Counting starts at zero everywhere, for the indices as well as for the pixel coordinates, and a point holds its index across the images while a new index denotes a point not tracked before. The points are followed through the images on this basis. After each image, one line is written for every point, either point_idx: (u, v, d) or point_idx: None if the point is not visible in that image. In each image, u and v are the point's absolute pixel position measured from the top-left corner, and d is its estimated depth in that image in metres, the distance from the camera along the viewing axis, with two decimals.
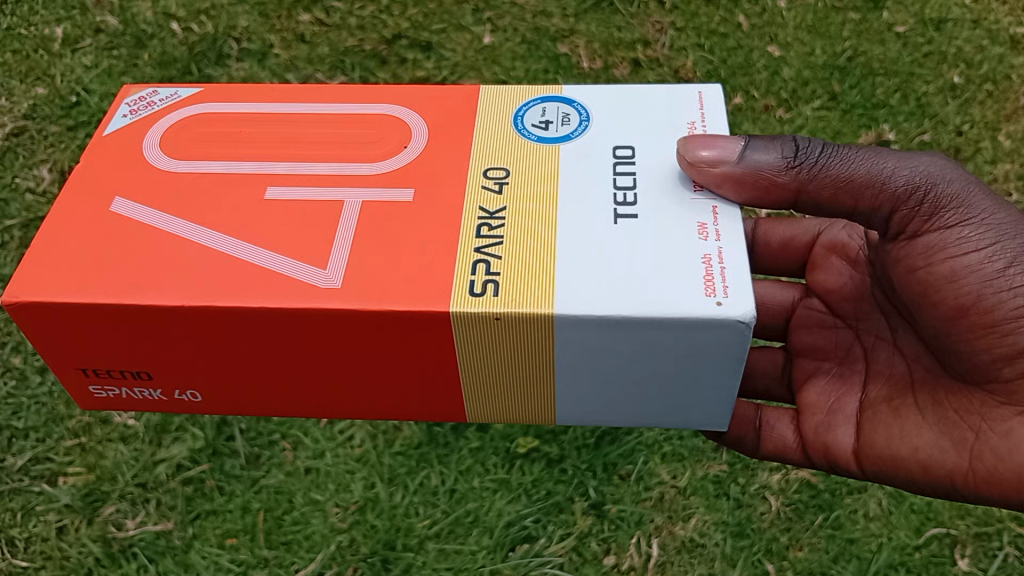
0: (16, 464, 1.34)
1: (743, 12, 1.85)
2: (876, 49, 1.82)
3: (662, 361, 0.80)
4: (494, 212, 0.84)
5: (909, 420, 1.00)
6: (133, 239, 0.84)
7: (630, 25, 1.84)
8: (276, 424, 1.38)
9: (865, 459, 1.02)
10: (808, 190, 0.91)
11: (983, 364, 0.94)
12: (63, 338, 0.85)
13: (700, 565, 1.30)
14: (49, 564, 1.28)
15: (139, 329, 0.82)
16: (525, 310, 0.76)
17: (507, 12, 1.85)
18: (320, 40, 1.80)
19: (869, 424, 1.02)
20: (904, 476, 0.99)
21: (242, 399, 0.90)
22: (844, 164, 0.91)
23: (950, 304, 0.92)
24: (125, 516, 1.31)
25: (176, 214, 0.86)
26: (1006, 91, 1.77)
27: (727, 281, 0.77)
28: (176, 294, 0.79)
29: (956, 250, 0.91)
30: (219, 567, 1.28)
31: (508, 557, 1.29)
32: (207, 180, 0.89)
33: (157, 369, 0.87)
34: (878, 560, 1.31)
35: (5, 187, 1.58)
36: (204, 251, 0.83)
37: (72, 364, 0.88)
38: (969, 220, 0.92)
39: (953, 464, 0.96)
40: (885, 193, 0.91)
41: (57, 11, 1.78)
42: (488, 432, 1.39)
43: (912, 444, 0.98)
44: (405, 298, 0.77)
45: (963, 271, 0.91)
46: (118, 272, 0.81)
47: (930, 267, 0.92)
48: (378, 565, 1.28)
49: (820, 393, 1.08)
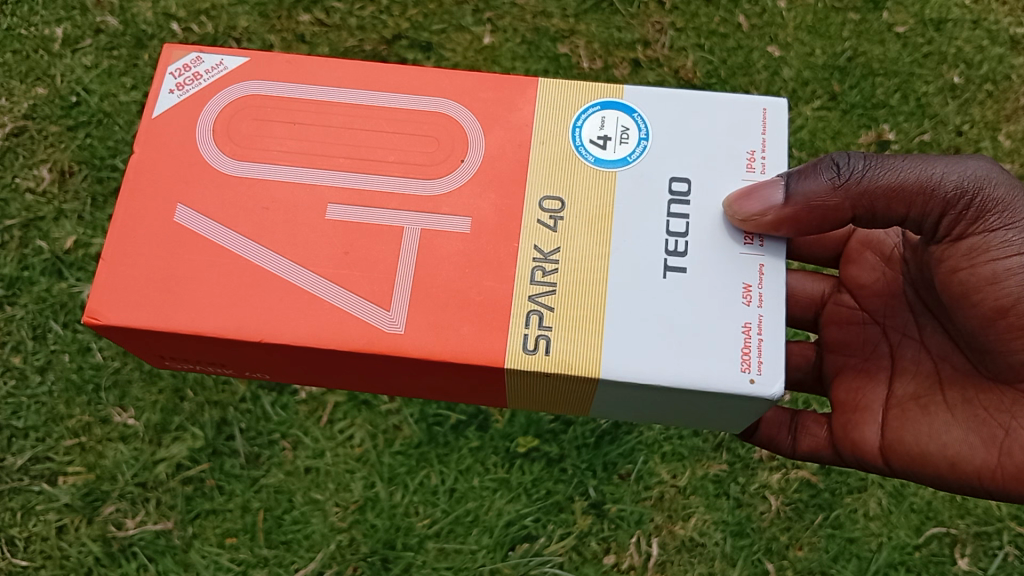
0: (16, 463, 1.34)
1: (743, 12, 1.85)
2: (876, 49, 1.82)
3: (690, 405, 0.86)
4: (548, 255, 0.86)
5: (938, 418, 1.00)
6: (204, 258, 0.87)
7: (630, 25, 1.84)
8: (275, 424, 1.38)
9: (892, 456, 1.01)
10: (856, 206, 0.91)
11: (1016, 365, 0.94)
12: (145, 342, 0.91)
13: (700, 565, 1.30)
14: (49, 563, 1.28)
15: (216, 346, 0.88)
16: (573, 372, 0.81)
17: (507, 12, 1.85)
18: (321, 41, 1.81)
19: (899, 421, 1.01)
20: (932, 472, 1.00)
21: (303, 380, 0.97)
22: (894, 175, 0.91)
23: (991, 304, 0.92)
24: (125, 516, 1.31)
25: (242, 232, 0.88)
26: (1006, 91, 1.77)
27: (762, 356, 0.81)
28: (251, 328, 0.85)
29: (1000, 252, 0.91)
30: (219, 567, 1.29)
31: (507, 556, 1.30)
32: (265, 189, 0.90)
33: (230, 363, 0.93)
34: (878, 559, 1.31)
35: (6, 187, 1.59)
36: (272, 279, 0.86)
37: (153, 354, 0.94)
38: (1014, 223, 0.91)
39: (981, 461, 0.98)
40: (936, 201, 0.91)
41: (57, 11, 1.77)
42: (488, 432, 1.38)
43: (942, 441, 0.99)
44: (465, 347, 0.83)
45: (1006, 273, 0.91)
46: (191, 295, 0.86)
47: (972, 268, 0.92)
48: (378, 565, 1.29)
49: (850, 390, 1.07)
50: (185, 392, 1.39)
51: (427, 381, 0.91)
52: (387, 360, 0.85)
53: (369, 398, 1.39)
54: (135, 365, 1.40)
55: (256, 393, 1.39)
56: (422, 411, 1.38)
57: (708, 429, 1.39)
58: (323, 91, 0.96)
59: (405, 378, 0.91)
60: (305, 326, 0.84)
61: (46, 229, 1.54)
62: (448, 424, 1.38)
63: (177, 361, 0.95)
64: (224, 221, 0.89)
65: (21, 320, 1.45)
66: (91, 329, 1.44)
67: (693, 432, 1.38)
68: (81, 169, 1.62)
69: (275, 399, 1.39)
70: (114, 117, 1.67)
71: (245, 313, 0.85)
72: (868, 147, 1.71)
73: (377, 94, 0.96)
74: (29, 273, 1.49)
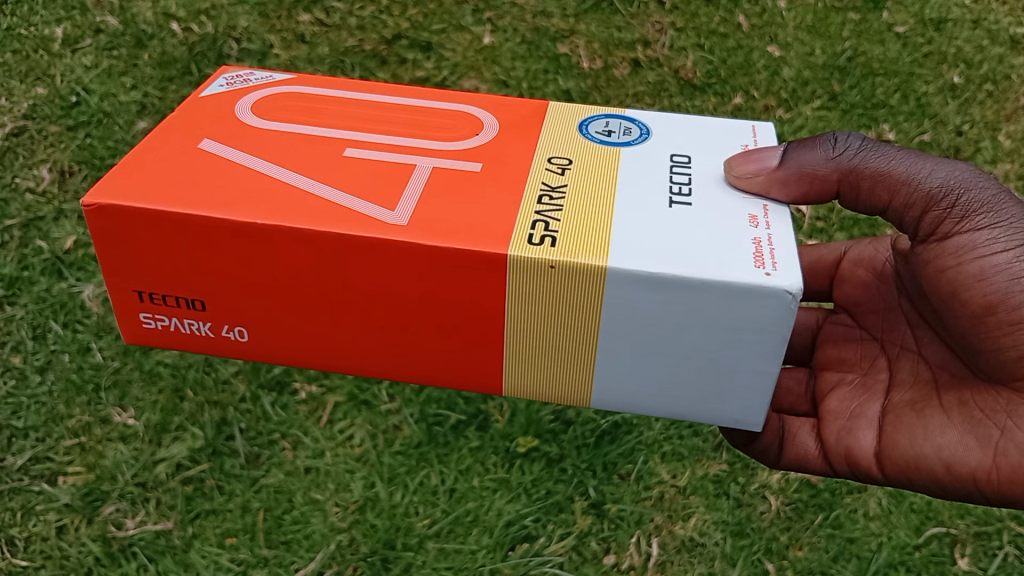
0: (16, 463, 1.33)
1: (743, 12, 1.85)
2: (876, 49, 1.82)
3: (699, 334, 0.73)
4: (555, 187, 0.80)
5: (933, 421, 0.95)
6: (216, 171, 0.82)
7: (630, 25, 1.84)
8: (275, 424, 1.39)
9: (887, 462, 0.96)
10: (848, 181, 0.92)
11: (1008, 363, 0.89)
12: (133, 252, 0.81)
13: (700, 565, 1.29)
14: (49, 564, 1.25)
15: (206, 245, 0.78)
16: (580, 260, 0.71)
17: (508, 12, 1.84)
18: (320, 41, 1.81)
19: (893, 426, 0.97)
20: (928, 477, 0.94)
21: (288, 346, 0.84)
22: (883, 159, 0.91)
23: (977, 301, 0.88)
24: (125, 516, 1.29)
25: (262, 157, 0.83)
26: (1006, 91, 1.78)
27: (774, 256, 0.71)
28: (249, 211, 0.76)
29: (985, 250, 0.87)
30: (219, 567, 1.26)
31: (508, 556, 1.28)
32: (287, 138, 0.87)
33: (214, 296, 0.82)
34: (879, 559, 1.31)
35: (5, 187, 1.58)
36: (282, 186, 0.80)
37: (134, 284, 0.84)
38: (998, 224, 0.88)
39: (976, 462, 0.91)
40: (925, 190, 0.89)
41: (57, 11, 1.77)
42: (487, 431, 1.39)
43: (936, 443, 0.93)
44: (465, 238, 0.73)
45: (991, 271, 0.87)
46: (193, 190, 0.79)
47: (956, 269, 0.89)
48: (378, 565, 1.27)
49: (844, 399, 1.03)
50: (186, 393, 1.40)
51: (425, 334, 0.79)
52: (383, 257, 0.74)
53: (369, 398, 1.41)
54: (136, 365, 1.41)
55: (257, 393, 1.41)
56: (422, 411, 1.40)
57: (707, 430, 1.40)
58: (359, 94, 0.98)
59: (400, 327, 0.80)
60: (305, 215, 0.76)
61: (46, 229, 1.54)
62: (449, 424, 1.39)
63: (157, 298, 0.84)
64: (244, 150, 0.84)
65: (21, 320, 1.45)
66: (91, 329, 1.45)
67: (693, 432, 1.39)
68: (81, 169, 1.62)
69: (275, 399, 1.41)
70: (113, 117, 1.68)
71: (246, 204, 0.77)
72: None
73: (412, 99, 0.98)
74: (29, 272, 1.49)
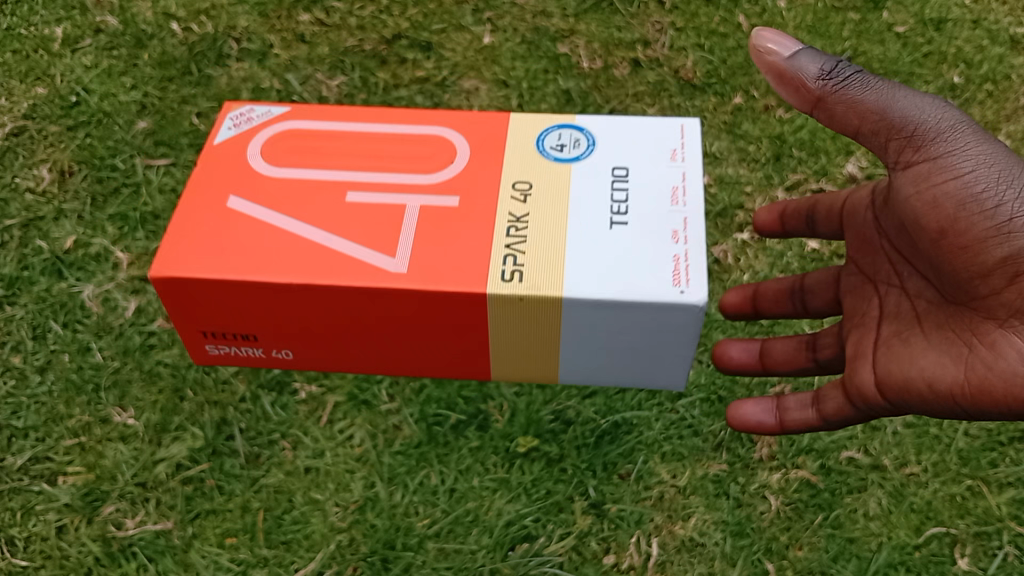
0: (16, 463, 1.32)
1: (743, 12, 1.87)
2: (876, 49, 1.82)
3: (638, 335, 1.18)
4: None
5: (916, 346, 1.06)
6: (250, 237, 1.18)
7: (630, 25, 1.86)
8: (275, 424, 1.38)
9: (887, 388, 1.08)
10: (827, 100, 1.05)
11: (972, 284, 1.00)
12: (193, 304, 1.21)
13: (700, 565, 1.29)
14: (49, 563, 1.25)
15: (258, 295, 1.17)
16: None
17: (508, 13, 1.86)
18: (320, 41, 1.81)
19: (886, 354, 1.09)
20: (915, 399, 1.05)
21: (324, 345, 1.27)
22: (865, 96, 1.03)
23: (932, 226, 1.01)
24: (125, 516, 1.29)
25: (286, 217, 1.20)
26: (1007, 91, 1.77)
27: None
28: (292, 275, 1.15)
29: (943, 180, 0.99)
30: (219, 567, 1.26)
31: (507, 556, 1.28)
32: (300, 186, 1.23)
33: (271, 324, 1.24)
34: (879, 559, 1.30)
35: (5, 187, 1.58)
36: (298, 243, 1.18)
37: (199, 327, 1.26)
38: (960, 159, 0.99)
39: (953, 379, 1.02)
40: (894, 124, 1.02)
41: (58, 11, 1.79)
42: (488, 431, 1.39)
43: (919, 365, 1.05)
44: None
45: (950, 201, 0.99)
46: (238, 256, 1.17)
47: (918, 197, 1.02)
48: (378, 565, 1.27)
49: (858, 343, 1.15)
50: (186, 392, 1.40)
51: None
52: None
53: (369, 398, 1.41)
54: (136, 365, 1.41)
55: (256, 393, 1.40)
56: (422, 411, 1.39)
57: (708, 430, 1.40)
58: None
59: None
60: (329, 270, 1.15)
61: (45, 229, 1.54)
62: (449, 424, 1.39)
63: (219, 335, 1.28)
64: (267, 205, 1.21)
65: (21, 319, 1.45)
66: (91, 329, 1.44)
67: (693, 432, 1.40)
68: (81, 168, 1.62)
69: (275, 399, 1.40)
70: (113, 117, 1.68)
71: (288, 269, 1.15)
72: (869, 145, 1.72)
73: None
74: (29, 272, 1.49)
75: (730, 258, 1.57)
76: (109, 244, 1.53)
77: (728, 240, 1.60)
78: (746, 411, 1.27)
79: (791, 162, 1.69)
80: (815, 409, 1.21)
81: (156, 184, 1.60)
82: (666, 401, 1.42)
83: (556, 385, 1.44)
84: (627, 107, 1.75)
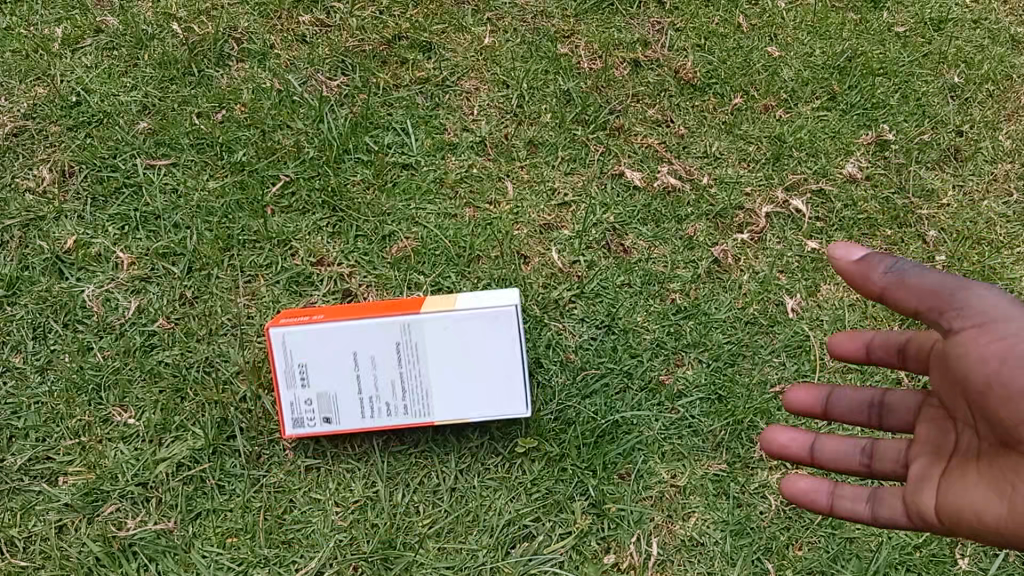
0: (16, 463, 1.34)
1: (743, 12, 1.84)
2: (876, 49, 1.82)
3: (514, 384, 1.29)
4: None
5: (966, 481, 1.00)
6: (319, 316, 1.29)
7: (630, 26, 1.83)
8: (276, 424, 1.37)
9: (946, 515, 1.02)
10: (889, 293, 0.98)
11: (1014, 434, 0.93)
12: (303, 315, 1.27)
13: (700, 563, 1.33)
14: (49, 563, 1.30)
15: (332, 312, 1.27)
16: None
17: (508, 13, 1.81)
18: (321, 41, 1.79)
19: (947, 484, 1.03)
20: (965, 529, 1.00)
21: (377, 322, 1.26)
22: (920, 276, 0.96)
23: (979, 380, 0.95)
24: (125, 515, 1.32)
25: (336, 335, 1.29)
26: (1007, 91, 1.80)
27: None
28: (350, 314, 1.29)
29: (988, 339, 0.93)
30: (219, 565, 1.30)
31: (508, 554, 1.32)
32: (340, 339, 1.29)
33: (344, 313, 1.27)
34: (878, 558, 1.32)
35: (6, 188, 1.60)
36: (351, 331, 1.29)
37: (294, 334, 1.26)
38: (1003, 319, 0.93)
39: (998, 517, 0.96)
40: (944, 301, 0.95)
41: (57, 11, 1.76)
42: (488, 430, 1.35)
43: (969, 498, 0.99)
44: None
45: (994, 359, 0.92)
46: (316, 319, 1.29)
47: (968, 356, 0.96)
48: (379, 564, 1.30)
49: (925, 465, 1.08)
50: (186, 393, 1.40)
51: None
52: None
53: None
54: (137, 365, 1.41)
55: (257, 393, 1.39)
56: None
57: (708, 430, 1.41)
58: None
59: None
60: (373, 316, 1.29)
61: (45, 229, 1.55)
62: None
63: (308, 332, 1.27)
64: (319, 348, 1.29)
65: (21, 319, 1.45)
66: (92, 329, 1.45)
67: (693, 432, 1.40)
68: (81, 169, 1.62)
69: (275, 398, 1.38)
70: (114, 117, 1.68)
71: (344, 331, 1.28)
72: (869, 144, 1.73)
73: None
74: (29, 272, 1.49)
75: (730, 258, 1.57)
76: (109, 244, 1.53)
77: (728, 239, 1.60)
78: (780, 438, 1.25)
79: (791, 162, 1.70)
80: (868, 505, 1.15)
81: (156, 184, 1.61)
82: (666, 401, 1.42)
83: (555, 385, 1.42)
84: (627, 107, 1.76)
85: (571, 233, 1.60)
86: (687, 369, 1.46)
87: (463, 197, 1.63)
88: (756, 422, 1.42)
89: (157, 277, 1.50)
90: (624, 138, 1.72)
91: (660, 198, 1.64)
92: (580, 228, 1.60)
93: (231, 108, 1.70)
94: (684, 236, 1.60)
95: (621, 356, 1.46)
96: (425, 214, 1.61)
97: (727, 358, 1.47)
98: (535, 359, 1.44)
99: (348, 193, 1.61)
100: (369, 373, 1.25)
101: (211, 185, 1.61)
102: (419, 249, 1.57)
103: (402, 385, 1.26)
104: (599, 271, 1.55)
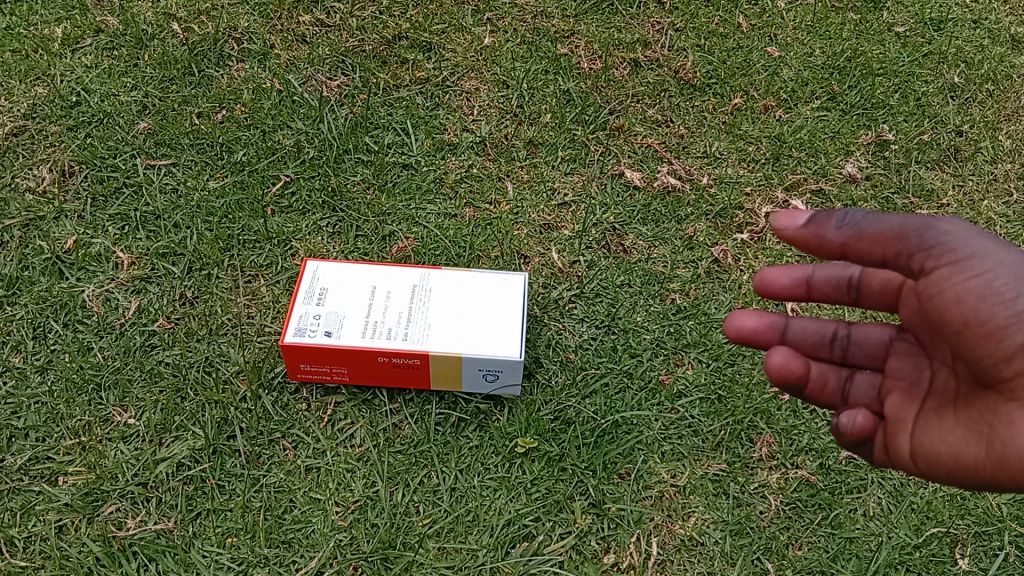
0: (16, 463, 1.31)
1: (743, 13, 1.95)
2: (876, 49, 1.89)
3: None
4: None
5: (944, 422, 0.99)
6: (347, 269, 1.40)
7: (630, 26, 1.92)
8: (276, 423, 1.37)
9: (921, 459, 1.02)
10: (852, 248, 0.94)
11: (989, 367, 0.93)
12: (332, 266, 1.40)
13: (700, 564, 1.29)
14: (48, 564, 1.23)
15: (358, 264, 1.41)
16: None
17: (507, 12, 1.92)
18: (320, 40, 1.86)
19: (922, 427, 1.02)
20: (943, 470, 1.00)
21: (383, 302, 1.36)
22: (878, 223, 0.93)
23: (956, 318, 0.94)
24: (126, 515, 1.28)
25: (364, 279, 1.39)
26: (1006, 91, 1.84)
27: None
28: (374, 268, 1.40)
29: (965, 277, 0.92)
30: (219, 566, 1.24)
31: (508, 554, 1.27)
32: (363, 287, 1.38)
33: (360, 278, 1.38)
34: (878, 558, 1.30)
35: (5, 187, 1.59)
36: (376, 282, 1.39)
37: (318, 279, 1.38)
38: (975, 255, 0.92)
39: (974, 455, 0.96)
40: (911, 244, 0.93)
41: (57, 12, 1.84)
42: (487, 430, 1.38)
43: (946, 440, 0.99)
44: None
45: (973, 295, 0.92)
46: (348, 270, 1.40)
47: (942, 292, 0.94)
48: (378, 564, 1.25)
49: (900, 407, 1.07)
50: (186, 393, 1.39)
51: None
52: None
53: (370, 399, 1.40)
54: (137, 365, 1.41)
55: (256, 393, 1.39)
56: (423, 412, 1.39)
57: (708, 429, 1.41)
58: None
59: None
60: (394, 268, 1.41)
61: (45, 229, 1.54)
62: (449, 423, 1.38)
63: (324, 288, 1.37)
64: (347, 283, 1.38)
65: (21, 320, 1.44)
66: (92, 329, 1.44)
67: (693, 432, 1.40)
68: (82, 168, 1.62)
69: (275, 399, 1.39)
70: (114, 117, 1.69)
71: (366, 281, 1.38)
72: (869, 144, 1.73)
73: None
74: (29, 272, 1.49)
75: (730, 258, 1.58)
76: (109, 244, 1.54)
77: (728, 240, 1.60)
78: (795, 366, 1.09)
79: (791, 162, 1.70)
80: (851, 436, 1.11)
81: (157, 184, 1.61)
82: (666, 401, 1.42)
83: (556, 384, 1.43)
84: (627, 107, 1.78)
85: (571, 233, 1.60)
86: (687, 369, 1.46)
87: (462, 197, 1.63)
88: (756, 422, 1.41)
89: (157, 277, 1.51)
90: (624, 138, 1.74)
91: (660, 198, 1.65)
92: (580, 228, 1.60)
93: (232, 108, 1.72)
94: (684, 236, 1.60)
95: (621, 356, 1.46)
96: (425, 214, 1.60)
97: (727, 358, 1.47)
98: (535, 359, 1.45)
99: (349, 193, 1.61)
100: (382, 304, 1.35)
101: (211, 185, 1.61)
102: (418, 249, 1.55)
103: (408, 315, 1.35)
104: (599, 271, 1.55)
